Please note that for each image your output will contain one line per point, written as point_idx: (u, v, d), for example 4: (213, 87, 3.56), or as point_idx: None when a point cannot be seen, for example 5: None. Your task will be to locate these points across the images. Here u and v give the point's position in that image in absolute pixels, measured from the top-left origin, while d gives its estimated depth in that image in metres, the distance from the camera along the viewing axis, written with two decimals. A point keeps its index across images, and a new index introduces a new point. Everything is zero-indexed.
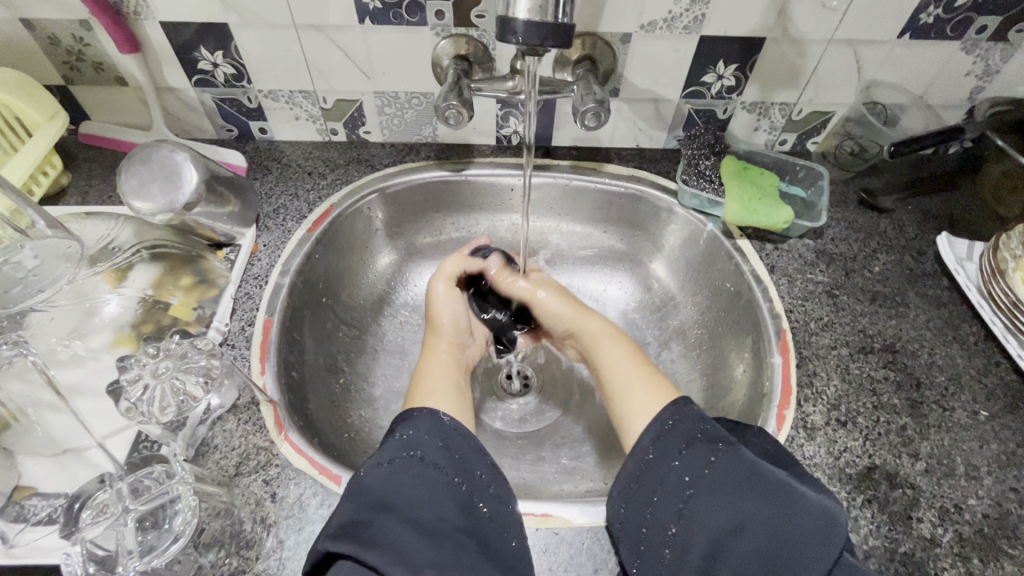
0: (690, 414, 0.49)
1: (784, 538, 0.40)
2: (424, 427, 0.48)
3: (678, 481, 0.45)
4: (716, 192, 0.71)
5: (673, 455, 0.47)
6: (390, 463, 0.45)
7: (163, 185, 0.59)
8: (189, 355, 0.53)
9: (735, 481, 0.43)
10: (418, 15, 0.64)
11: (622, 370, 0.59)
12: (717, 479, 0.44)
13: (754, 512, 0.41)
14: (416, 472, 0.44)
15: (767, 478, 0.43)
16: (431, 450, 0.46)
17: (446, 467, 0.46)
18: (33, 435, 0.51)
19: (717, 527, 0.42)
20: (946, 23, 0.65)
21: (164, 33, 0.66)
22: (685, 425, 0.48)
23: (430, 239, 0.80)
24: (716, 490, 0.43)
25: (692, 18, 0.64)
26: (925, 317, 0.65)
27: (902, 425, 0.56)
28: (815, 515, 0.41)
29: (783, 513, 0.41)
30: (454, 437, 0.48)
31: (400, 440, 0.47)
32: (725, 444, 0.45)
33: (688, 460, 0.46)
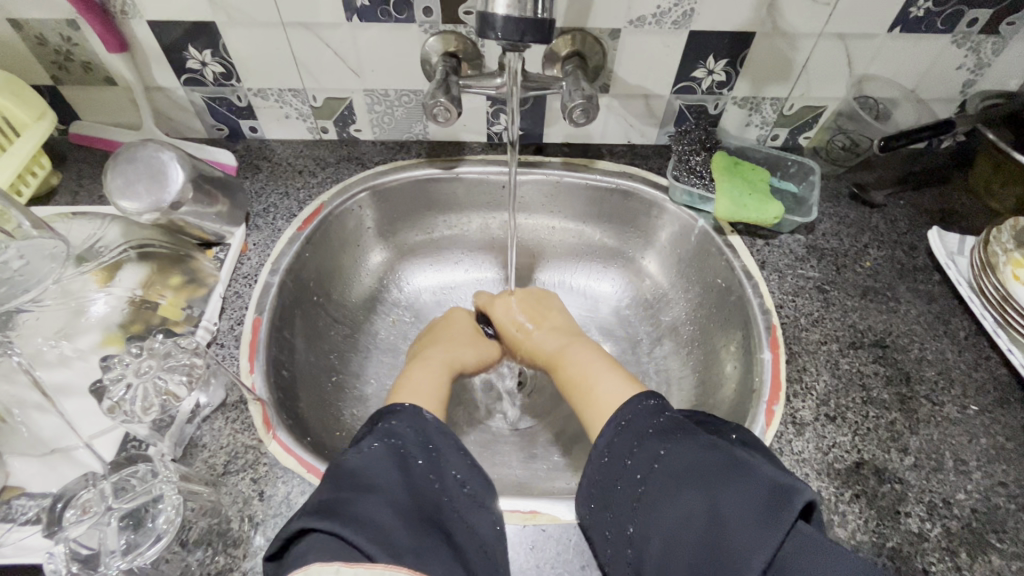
0: (645, 408, 0.50)
1: (726, 521, 0.37)
2: (407, 421, 0.48)
3: (631, 481, 0.45)
4: (706, 187, 0.71)
5: (626, 454, 0.47)
6: (373, 448, 0.45)
7: (149, 184, 0.59)
8: (172, 355, 0.53)
9: (679, 470, 0.43)
10: (406, 12, 0.64)
11: (598, 369, 0.59)
12: (668, 471, 0.43)
13: (698, 498, 0.40)
14: (393, 457, 0.44)
15: (709, 462, 0.42)
16: (411, 443, 0.46)
17: (422, 458, 0.46)
18: (20, 435, 0.51)
19: (670, 526, 0.40)
20: (937, 16, 0.65)
21: (151, 32, 0.66)
22: (640, 422, 0.48)
23: (422, 238, 0.81)
24: (667, 483, 0.43)
25: (682, 13, 0.64)
26: (916, 312, 0.64)
27: (892, 420, 0.56)
28: (763, 499, 0.37)
29: (723, 497, 0.39)
30: (432, 432, 0.48)
31: (380, 429, 0.47)
32: (676, 433, 0.46)
33: (639, 456, 0.46)
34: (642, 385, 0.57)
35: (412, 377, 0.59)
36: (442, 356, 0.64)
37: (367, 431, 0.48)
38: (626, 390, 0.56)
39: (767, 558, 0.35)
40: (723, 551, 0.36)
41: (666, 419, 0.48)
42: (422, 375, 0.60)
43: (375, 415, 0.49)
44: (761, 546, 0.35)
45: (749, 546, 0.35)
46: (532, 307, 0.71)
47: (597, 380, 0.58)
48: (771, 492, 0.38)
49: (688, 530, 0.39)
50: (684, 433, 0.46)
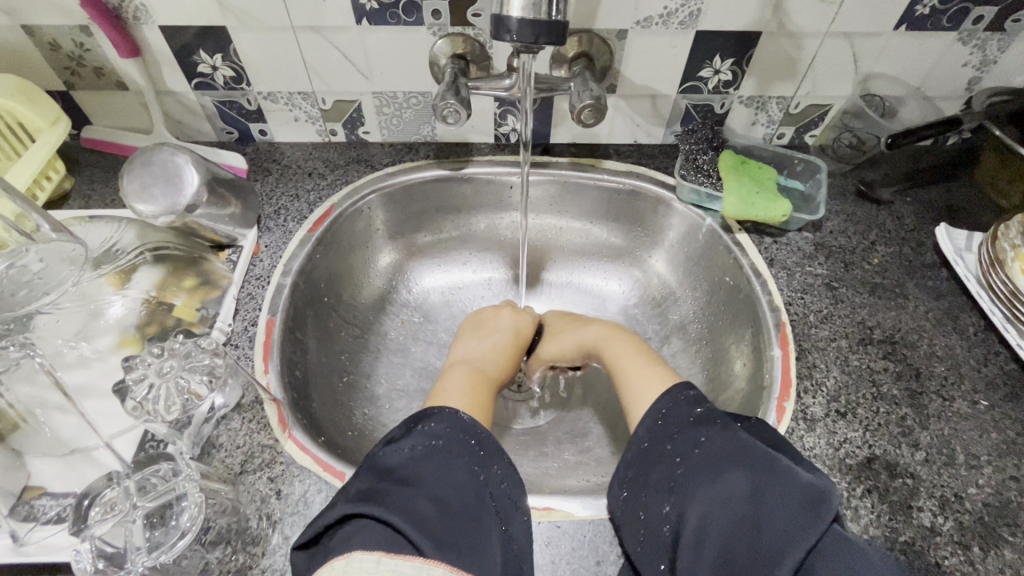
0: (685, 399, 0.50)
1: (767, 507, 0.39)
2: (446, 421, 0.48)
3: (671, 463, 0.46)
4: (714, 186, 0.71)
5: (667, 440, 0.48)
6: (413, 450, 0.45)
7: (165, 187, 0.60)
8: (193, 355, 0.53)
9: (721, 455, 0.44)
10: (414, 15, 0.65)
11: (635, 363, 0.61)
12: (708, 456, 0.44)
13: (738, 484, 0.41)
14: (438, 454, 0.45)
15: (750, 449, 0.43)
16: (454, 441, 0.47)
17: (467, 454, 0.46)
18: (41, 435, 0.51)
19: (709, 508, 0.41)
20: (942, 14, 0.65)
21: (163, 37, 0.67)
22: (681, 411, 0.49)
23: (431, 238, 0.81)
24: (706, 468, 0.44)
25: (688, 13, 0.65)
26: (925, 309, 0.65)
27: (902, 416, 0.56)
28: (806, 491, 0.39)
29: (766, 485, 0.40)
30: (477, 434, 0.48)
31: (421, 430, 0.47)
32: (715, 422, 0.47)
33: (680, 443, 0.47)
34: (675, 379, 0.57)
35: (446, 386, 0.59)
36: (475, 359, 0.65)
37: (404, 430, 0.47)
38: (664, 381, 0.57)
39: (805, 549, 0.37)
40: (764, 538, 0.38)
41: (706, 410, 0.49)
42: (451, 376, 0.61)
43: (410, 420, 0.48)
44: (800, 538, 0.37)
45: (790, 531, 0.38)
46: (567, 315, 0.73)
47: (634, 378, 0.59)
48: (814, 489, 0.40)
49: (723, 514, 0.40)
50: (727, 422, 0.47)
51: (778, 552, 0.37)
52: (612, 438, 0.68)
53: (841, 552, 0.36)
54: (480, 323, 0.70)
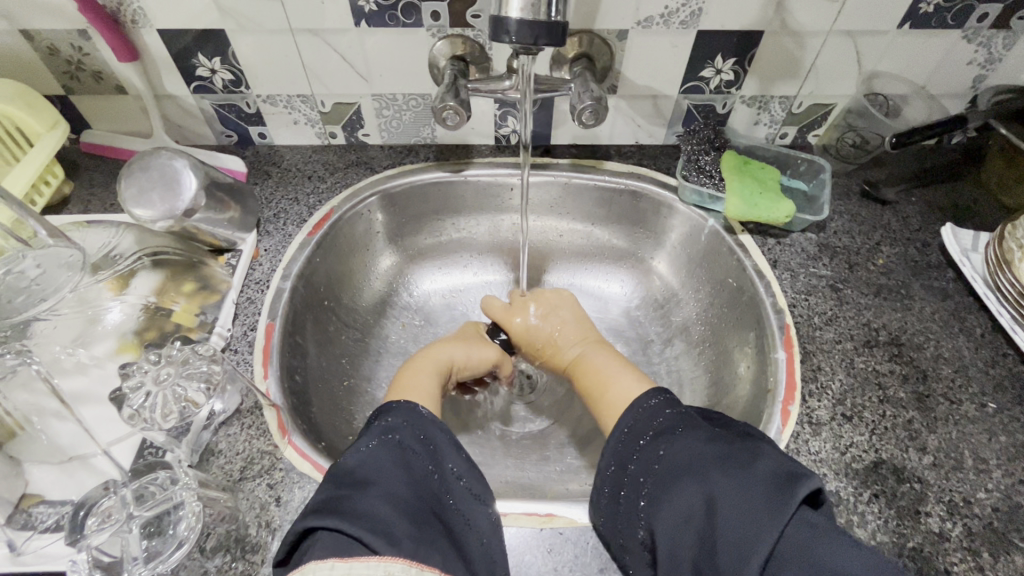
0: (651, 409, 0.50)
1: (725, 511, 0.38)
2: (402, 414, 0.48)
3: (635, 485, 0.46)
4: (716, 187, 0.71)
5: (630, 458, 0.47)
6: (370, 446, 0.45)
7: (163, 192, 0.60)
8: (190, 361, 0.53)
9: (681, 464, 0.43)
10: (413, 17, 0.64)
11: (610, 371, 0.60)
12: (666, 469, 0.44)
13: (695, 495, 0.40)
14: (391, 452, 0.44)
15: (704, 456, 0.42)
16: (408, 437, 0.46)
17: (420, 453, 0.46)
18: (38, 443, 0.51)
19: (672, 527, 0.40)
20: (947, 12, 0.65)
21: (161, 41, 0.67)
22: (641, 426, 0.49)
23: (431, 241, 0.81)
24: (666, 481, 0.43)
25: (690, 13, 0.64)
26: (931, 310, 0.64)
27: (910, 419, 0.55)
28: (759, 491, 0.38)
29: (720, 489, 0.39)
30: (429, 428, 0.48)
31: (378, 426, 0.47)
32: (674, 431, 0.46)
33: (641, 461, 0.46)
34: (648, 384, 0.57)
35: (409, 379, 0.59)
36: (446, 353, 0.63)
37: (363, 429, 0.47)
38: (638, 388, 0.57)
39: (765, 553, 0.35)
40: (724, 547, 0.36)
41: (666, 418, 0.48)
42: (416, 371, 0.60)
43: (372, 416, 0.49)
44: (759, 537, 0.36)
45: (745, 536, 0.36)
46: (549, 300, 0.71)
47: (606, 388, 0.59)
48: (766, 484, 0.38)
49: (689, 526, 0.39)
50: (685, 429, 0.46)
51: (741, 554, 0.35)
52: None
53: (802, 547, 0.35)
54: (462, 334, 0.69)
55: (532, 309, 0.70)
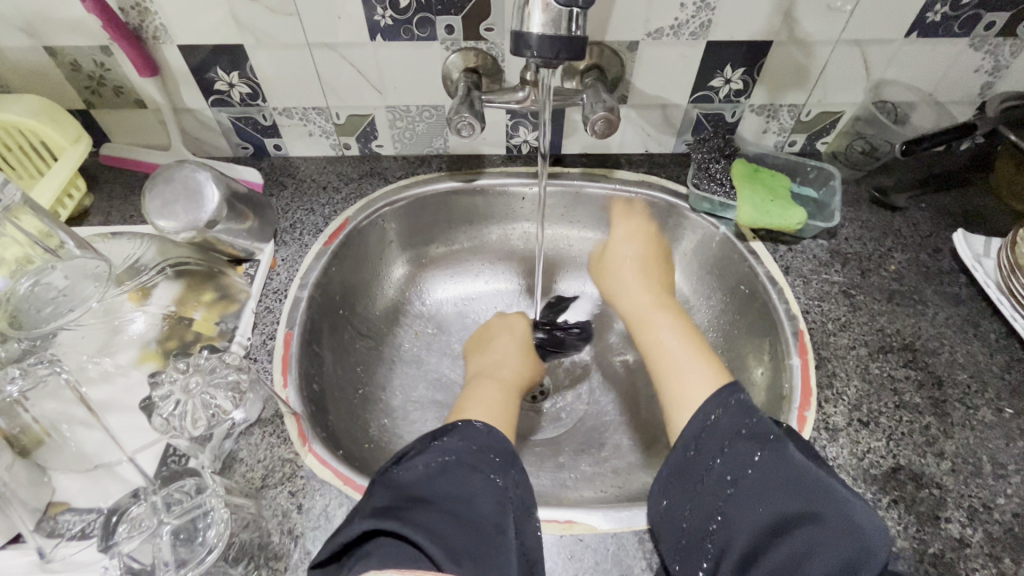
0: (736, 405, 0.48)
1: (823, 541, 0.38)
2: (461, 436, 0.48)
3: (721, 480, 0.45)
4: (727, 195, 0.71)
5: (716, 450, 0.47)
6: (425, 467, 0.45)
7: (186, 205, 0.61)
8: (217, 370, 0.53)
9: (774, 482, 0.42)
10: (428, 30, 0.66)
11: (689, 357, 0.58)
12: (760, 480, 0.43)
13: (789, 516, 0.40)
14: (453, 471, 0.45)
15: (809, 475, 0.42)
16: (465, 454, 0.47)
17: (481, 465, 0.46)
18: (65, 451, 0.52)
19: (753, 538, 0.41)
20: (953, 21, 0.66)
21: (181, 56, 0.68)
22: (731, 421, 0.47)
23: (444, 250, 0.82)
24: (759, 492, 0.43)
25: (699, 24, 0.65)
26: (944, 315, 0.64)
27: (926, 424, 0.55)
28: (862, 533, 0.39)
29: (823, 520, 0.40)
30: (486, 441, 0.48)
31: (435, 445, 0.47)
32: (767, 441, 0.45)
33: (729, 460, 0.45)
34: (729, 376, 0.55)
35: (483, 391, 0.60)
36: (500, 367, 0.65)
37: (423, 443, 0.48)
38: (711, 379, 0.55)
39: None
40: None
41: (759, 420, 0.46)
42: (478, 385, 0.61)
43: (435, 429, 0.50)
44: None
45: None
46: (650, 254, 0.71)
47: (678, 365, 0.57)
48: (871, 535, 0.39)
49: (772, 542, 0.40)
50: (781, 445, 0.44)
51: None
52: (628, 448, 0.70)
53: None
54: (491, 336, 0.71)
55: (624, 244, 0.72)
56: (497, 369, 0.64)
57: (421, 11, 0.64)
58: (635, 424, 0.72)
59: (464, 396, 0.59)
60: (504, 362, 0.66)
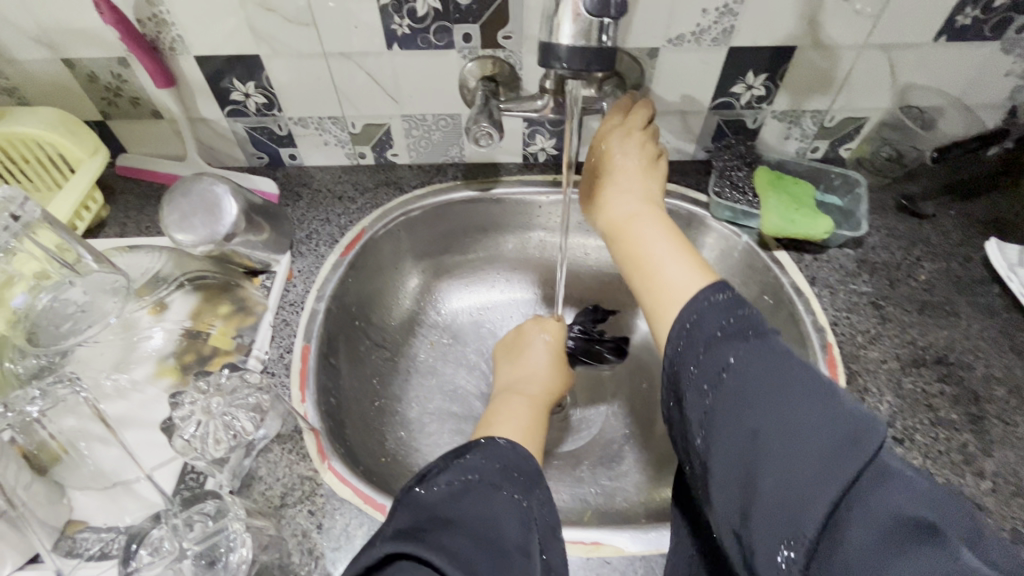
0: (712, 304, 0.45)
1: (807, 437, 0.35)
2: (488, 453, 0.47)
3: (699, 389, 0.42)
4: (750, 204, 0.70)
5: (695, 353, 0.43)
6: (450, 485, 0.44)
7: (204, 217, 0.60)
8: (239, 391, 0.53)
9: (749, 378, 0.39)
10: (445, 39, 0.65)
11: (669, 259, 0.52)
12: (737, 380, 0.39)
13: (771, 414, 0.37)
14: (476, 489, 0.44)
15: (788, 364, 0.39)
16: (489, 472, 0.46)
17: (505, 484, 0.45)
18: (82, 468, 0.51)
19: (734, 442, 0.38)
20: (983, 24, 0.64)
21: (198, 66, 0.68)
22: (709, 320, 0.44)
23: (460, 258, 0.81)
24: (738, 392, 0.39)
25: (721, 30, 0.64)
26: (979, 327, 0.62)
27: (965, 442, 0.54)
28: (846, 420, 0.35)
29: (802, 409, 0.36)
30: (508, 457, 0.48)
31: (458, 463, 0.46)
32: (745, 338, 0.41)
33: (708, 360, 0.42)
34: (716, 274, 0.50)
35: (506, 406, 0.58)
36: (531, 381, 0.62)
37: (447, 460, 0.47)
38: (696, 278, 0.50)
39: (832, 499, 0.33)
40: (791, 485, 0.34)
41: (737, 318, 0.43)
42: (504, 400, 0.59)
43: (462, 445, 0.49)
44: (837, 474, 0.33)
45: (816, 478, 0.34)
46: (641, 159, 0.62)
47: (658, 267, 0.52)
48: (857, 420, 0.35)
49: (756, 444, 0.37)
50: (758, 338, 0.41)
51: (817, 492, 0.33)
52: (650, 462, 0.69)
53: (885, 490, 0.32)
54: (520, 338, 0.68)
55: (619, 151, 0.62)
56: (525, 384, 0.62)
57: (439, 20, 0.63)
58: (655, 437, 0.71)
59: (489, 413, 0.58)
60: (534, 376, 0.63)
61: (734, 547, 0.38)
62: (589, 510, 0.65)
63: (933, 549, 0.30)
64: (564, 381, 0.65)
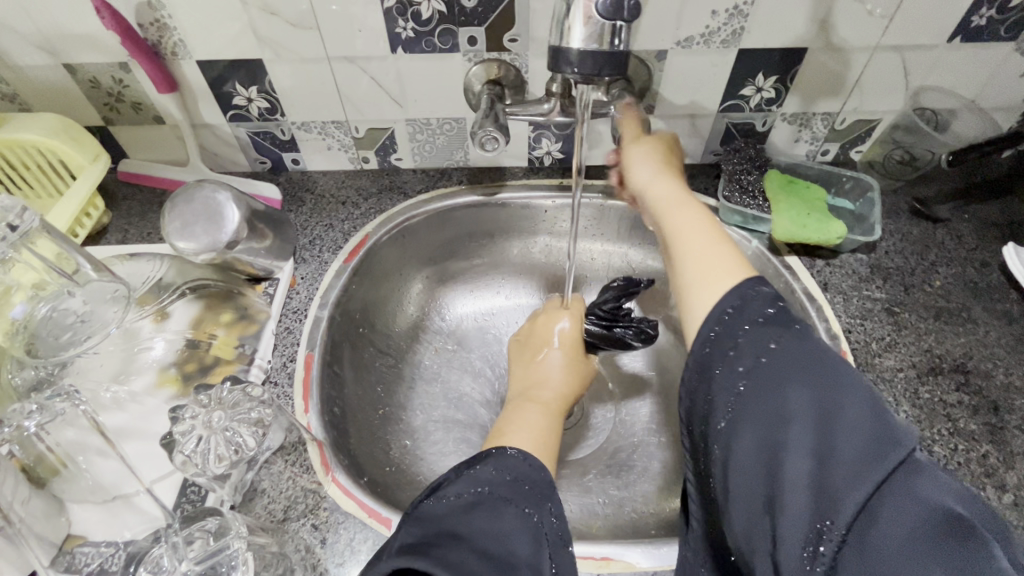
0: (756, 296, 0.43)
1: (847, 428, 0.34)
2: (496, 465, 0.46)
3: (732, 372, 0.40)
4: (761, 208, 0.69)
5: (733, 336, 0.42)
6: (459, 498, 0.43)
7: (206, 225, 0.60)
8: (241, 405, 0.51)
9: (790, 365, 0.38)
10: (450, 42, 0.64)
11: (703, 246, 0.50)
12: (775, 366, 0.39)
13: (810, 403, 0.36)
14: (485, 503, 0.42)
15: (829, 358, 0.38)
16: (499, 485, 0.44)
17: (516, 498, 0.43)
18: (81, 482, 0.50)
19: (765, 427, 0.37)
20: (999, 24, 0.62)
21: (200, 71, 0.67)
22: (748, 309, 0.42)
23: (465, 264, 0.80)
24: (775, 378, 0.38)
25: (731, 31, 0.63)
26: (996, 334, 0.61)
27: (984, 453, 0.53)
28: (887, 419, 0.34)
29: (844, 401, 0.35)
30: (518, 468, 0.46)
31: (468, 475, 0.45)
32: (786, 329, 0.41)
33: (746, 343, 0.41)
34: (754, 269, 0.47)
35: (517, 415, 0.56)
36: (547, 387, 0.61)
37: (454, 473, 0.45)
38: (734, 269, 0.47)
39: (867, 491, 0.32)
40: (826, 472, 0.33)
41: (775, 311, 0.42)
42: (517, 408, 0.57)
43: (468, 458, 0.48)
44: (874, 468, 0.32)
45: (852, 468, 0.33)
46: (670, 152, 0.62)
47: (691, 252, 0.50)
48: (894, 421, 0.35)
49: (789, 433, 0.36)
50: (800, 331, 0.40)
51: (851, 484, 0.32)
52: (659, 472, 0.67)
53: (918, 485, 0.32)
54: (537, 338, 0.67)
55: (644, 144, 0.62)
56: (538, 391, 0.60)
57: (444, 23, 0.62)
58: (665, 446, 0.69)
59: (499, 421, 0.56)
60: (547, 383, 0.61)
61: (745, 532, 0.37)
62: (599, 521, 0.64)
63: (964, 545, 0.30)
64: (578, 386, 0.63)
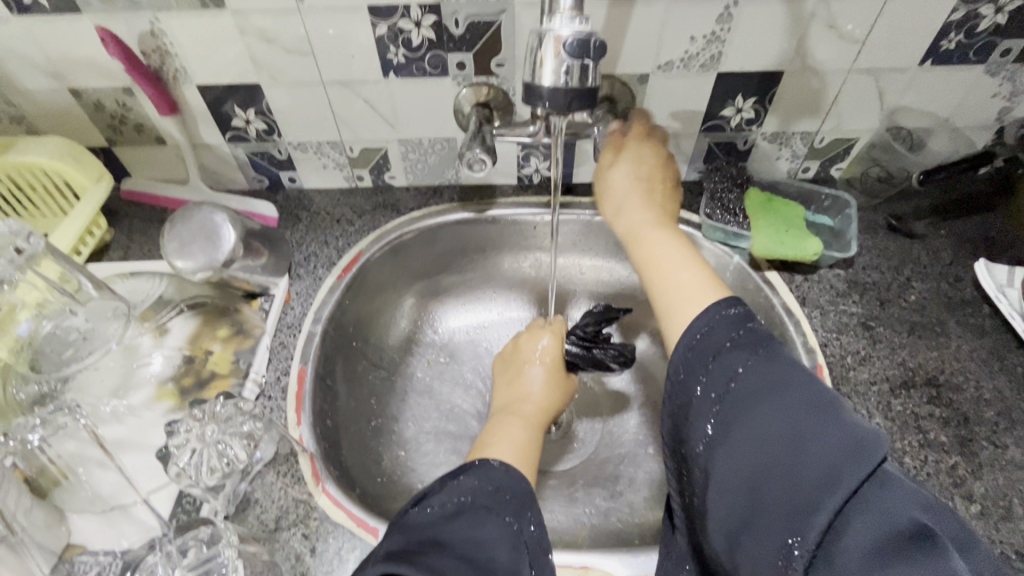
0: (724, 318, 0.45)
1: (816, 442, 0.36)
2: (475, 475, 0.48)
3: (708, 397, 0.43)
4: (740, 225, 0.71)
5: (706, 361, 0.44)
6: (442, 507, 0.45)
7: (203, 244, 0.62)
8: (233, 418, 0.53)
9: (761, 386, 0.40)
10: (439, 67, 0.67)
11: (682, 270, 0.55)
12: (748, 388, 0.41)
13: (781, 421, 0.38)
14: (468, 513, 0.44)
15: (796, 376, 0.40)
16: (481, 494, 0.46)
17: (497, 507, 0.45)
18: (80, 493, 0.53)
19: (741, 448, 0.39)
20: (968, 48, 0.65)
21: (200, 95, 0.70)
22: (720, 331, 0.45)
23: (457, 278, 0.82)
24: (748, 399, 0.40)
25: (709, 56, 0.65)
26: (968, 347, 0.63)
27: (954, 464, 0.54)
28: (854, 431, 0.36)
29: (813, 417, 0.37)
30: (500, 478, 0.48)
31: (452, 484, 0.47)
32: (758, 349, 0.43)
33: (722, 367, 0.43)
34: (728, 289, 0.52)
35: (496, 429, 0.58)
36: (527, 400, 0.63)
37: (438, 484, 0.47)
38: (709, 292, 0.52)
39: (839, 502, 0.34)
40: (798, 487, 0.35)
41: (747, 331, 0.44)
42: (500, 422, 0.59)
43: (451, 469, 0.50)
44: (843, 481, 0.34)
45: (823, 482, 0.35)
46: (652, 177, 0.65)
47: (670, 275, 0.55)
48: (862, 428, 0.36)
49: (761, 452, 0.38)
50: (769, 351, 0.42)
51: (820, 497, 0.34)
52: (644, 482, 0.69)
53: (885, 500, 0.33)
54: (515, 351, 0.69)
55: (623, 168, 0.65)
56: (518, 404, 0.62)
57: (433, 49, 0.65)
58: (649, 457, 0.71)
59: (482, 434, 0.58)
60: (528, 395, 0.63)
61: (726, 548, 0.39)
62: (584, 530, 0.65)
63: (927, 555, 0.31)
64: (559, 398, 0.65)
